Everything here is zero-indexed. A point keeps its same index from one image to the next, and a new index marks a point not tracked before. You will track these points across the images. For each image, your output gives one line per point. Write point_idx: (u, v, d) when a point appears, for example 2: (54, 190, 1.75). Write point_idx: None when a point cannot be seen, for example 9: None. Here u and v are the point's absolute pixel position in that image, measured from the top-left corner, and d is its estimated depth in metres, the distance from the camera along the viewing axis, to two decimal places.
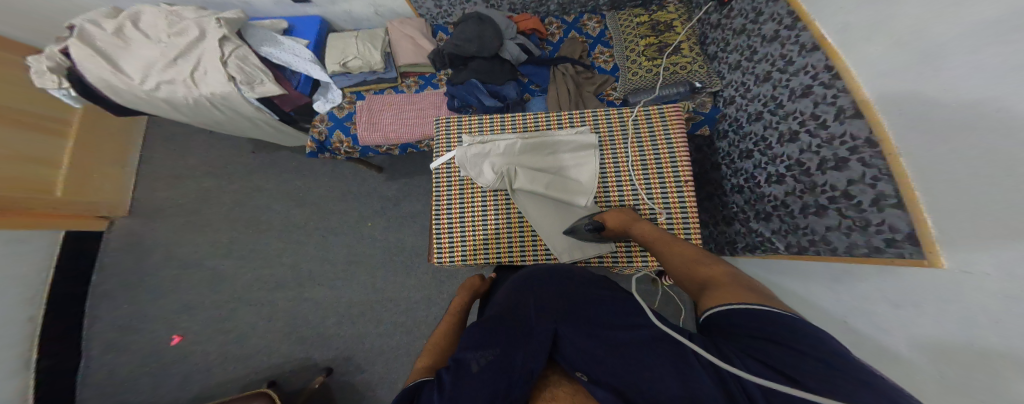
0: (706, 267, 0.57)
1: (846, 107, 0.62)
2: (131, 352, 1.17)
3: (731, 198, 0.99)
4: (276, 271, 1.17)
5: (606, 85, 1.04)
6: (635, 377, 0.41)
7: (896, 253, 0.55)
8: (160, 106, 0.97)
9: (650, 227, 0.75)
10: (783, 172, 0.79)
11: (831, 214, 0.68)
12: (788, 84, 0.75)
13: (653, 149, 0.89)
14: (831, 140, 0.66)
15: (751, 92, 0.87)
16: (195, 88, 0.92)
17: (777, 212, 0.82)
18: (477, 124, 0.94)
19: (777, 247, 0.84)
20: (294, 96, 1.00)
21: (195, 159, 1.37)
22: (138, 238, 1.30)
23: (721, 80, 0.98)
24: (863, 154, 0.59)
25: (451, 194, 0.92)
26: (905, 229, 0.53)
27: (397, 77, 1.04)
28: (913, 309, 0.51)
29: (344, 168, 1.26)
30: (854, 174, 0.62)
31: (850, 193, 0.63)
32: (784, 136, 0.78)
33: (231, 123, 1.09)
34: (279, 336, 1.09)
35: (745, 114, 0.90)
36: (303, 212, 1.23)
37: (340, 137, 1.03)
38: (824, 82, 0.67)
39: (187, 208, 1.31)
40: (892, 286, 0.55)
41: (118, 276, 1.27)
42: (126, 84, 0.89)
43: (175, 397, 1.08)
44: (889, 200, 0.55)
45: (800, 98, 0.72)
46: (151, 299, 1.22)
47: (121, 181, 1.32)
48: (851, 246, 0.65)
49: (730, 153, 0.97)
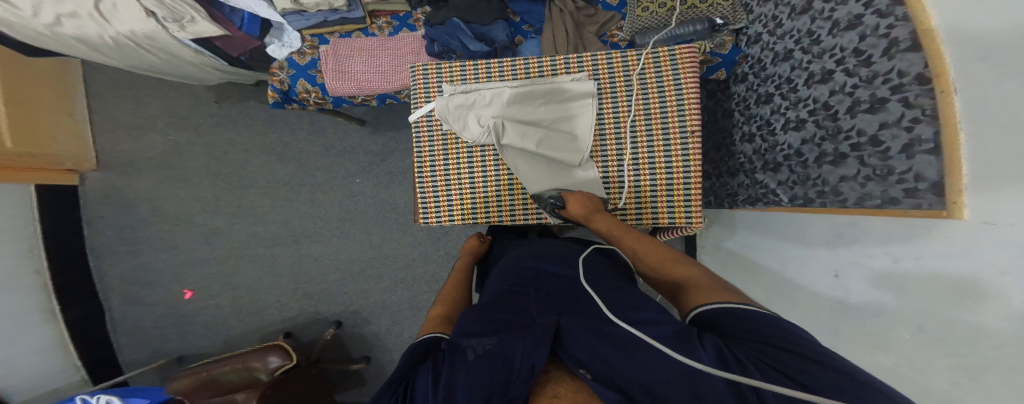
0: (681, 268, 0.58)
1: (901, 39, 0.50)
2: (147, 302, 1.22)
3: (740, 148, 0.91)
4: (270, 229, 1.16)
5: (610, 25, 0.91)
6: (645, 379, 0.39)
7: (912, 203, 0.49)
8: (74, 46, 0.83)
9: (608, 219, 0.74)
10: (805, 117, 0.71)
11: (851, 163, 0.61)
12: (830, 15, 0.62)
13: (659, 96, 0.79)
14: (873, 78, 0.56)
15: (783, 27, 0.74)
16: (108, 25, 0.76)
17: (788, 162, 0.76)
18: (460, 71, 0.81)
19: (780, 199, 0.79)
20: (241, 39, 0.86)
21: (155, 107, 1.23)
22: (116, 192, 1.24)
23: (747, 15, 0.84)
24: (906, 93, 0.49)
25: (434, 150, 0.83)
26: (932, 177, 0.47)
27: (365, 17, 0.86)
28: (913, 261, 0.49)
29: (323, 121, 1.16)
30: (889, 117, 0.53)
31: (879, 139, 0.56)
32: (813, 77, 0.68)
33: (171, 67, 0.96)
34: (286, 291, 1.14)
35: (771, 54, 0.78)
36: (286, 169, 1.16)
37: (305, 86, 0.89)
38: (879, 9, 0.53)
39: (161, 163, 1.22)
40: (897, 236, 0.53)
41: (108, 231, 1.25)
42: (21, 19, 0.73)
43: (203, 343, 1.18)
44: (923, 145, 0.48)
45: (844, 32, 0.60)
46: (152, 254, 1.23)
47: (77, 132, 1.20)
48: (863, 197, 0.59)
49: (747, 98, 0.88)
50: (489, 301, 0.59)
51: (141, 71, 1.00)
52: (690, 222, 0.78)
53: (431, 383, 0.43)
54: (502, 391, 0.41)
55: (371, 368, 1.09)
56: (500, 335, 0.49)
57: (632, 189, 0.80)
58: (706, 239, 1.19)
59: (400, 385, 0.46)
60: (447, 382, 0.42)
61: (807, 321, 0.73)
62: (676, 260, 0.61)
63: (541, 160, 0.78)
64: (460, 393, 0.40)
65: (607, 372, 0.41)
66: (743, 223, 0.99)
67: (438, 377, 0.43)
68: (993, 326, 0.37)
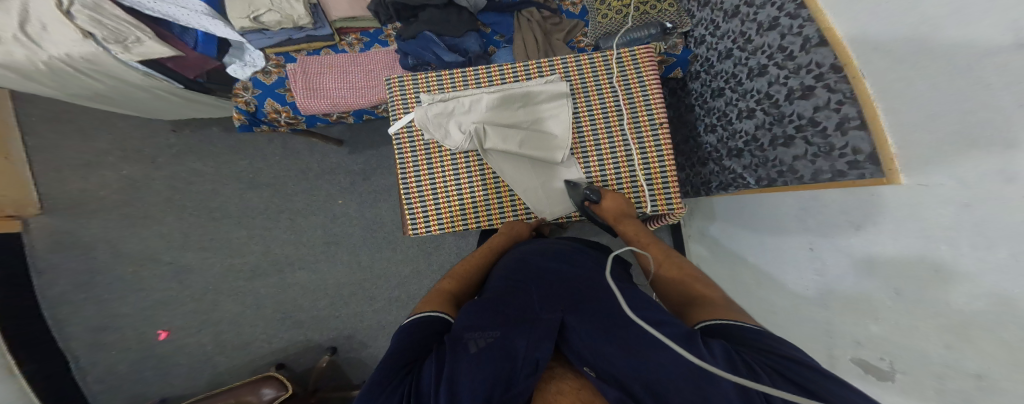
0: (699, 285, 0.59)
1: (812, 36, 0.57)
2: (118, 350, 1.14)
3: (706, 139, 0.95)
4: (249, 260, 1.10)
5: (575, 31, 0.91)
6: (649, 373, 0.41)
7: (857, 175, 0.54)
8: (3, 75, 0.75)
9: (637, 228, 0.76)
10: (754, 106, 0.75)
11: (799, 144, 0.66)
12: (755, 18, 0.69)
13: (628, 93, 0.80)
14: (799, 70, 0.62)
15: (720, 29, 0.79)
16: (40, 50, 0.69)
17: (748, 148, 0.80)
18: (436, 82, 0.79)
19: (748, 183, 0.83)
20: (197, 59, 0.80)
21: (103, 140, 1.13)
22: (67, 235, 1.13)
23: (691, 19, 0.89)
24: (827, 81, 0.56)
25: (418, 160, 0.82)
26: (866, 149, 0.52)
27: (333, 34, 0.82)
28: (873, 228, 0.53)
29: (297, 143, 1.11)
30: (820, 101, 0.59)
31: (816, 120, 0.61)
32: (753, 71, 0.73)
33: (119, 93, 0.88)
34: (274, 323, 1.09)
35: (716, 53, 0.83)
36: (260, 195, 1.10)
37: (274, 106, 0.84)
38: (789, 13, 0.61)
39: (118, 199, 1.12)
40: (855, 207, 0.56)
41: (63, 278, 1.14)
42: None
43: (186, 386, 1.11)
44: (852, 122, 0.54)
45: (768, 32, 0.67)
46: (118, 298, 1.14)
47: (14, 174, 1.08)
48: (817, 173, 0.64)
49: (703, 93, 0.92)
50: (489, 296, 0.59)
51: (81, 100, 0.91)
52: (672, 209, 0.80)
53: (435, 375, 0.42)
54: (505, 387, 0.41)
55: None
56: (502, 329, 0.48)
57: (615, 186, 0.80)
58: (691, 227, 1.22)
59: (400, 370, 0.45)
60: (451, 376, 0.41)
61: (789, 300, 0.76)
62: (695, 278, 0.61)
63: (525, 162, 0.77)
64: (465, 388, 0.40)
65: (615, 372, 0.43)
66: (721, 211, 1.02)
67: (442, 370, 0.42)
68: (969, 296, 0.39)
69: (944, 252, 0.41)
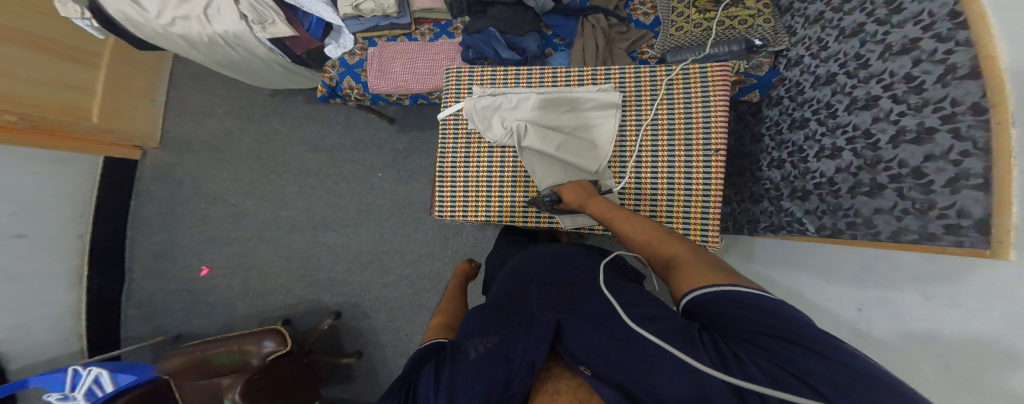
0: (668, 245, 0.57)
1: (960, 65, 0.43)
2: (166, 277, 1.30)
3: (767, 174, 0.81)
4: (292, 214, 1.23)
5: (641, 41, 0.90)
6: (636, 374, 0.37)
7: (952, 240, 0.43)
8: (177, 43, 0.99)
9: (604, 204, 0.71)
10: (842, 145, 0.62)
11: (889, 195, 0.54)
12: (883, 39, 0.55)
13: (685, 109, 0.77)
14: (923, 106, 0.48)
15: (827, 51, 0.66)
16: (209, 25, 0.91)
17: (818, 191, 0.67)
18: (490, 75, 0.85)
19: (805, 229, 0.70)
20: (307, 40, 0.99)
21: (219, 98, 1.39)
22: (168, 169, 1.36)
23: (789, 37, 0.76)
24: (957, 124, 0.43)
25: (457, 146, 0.87)
26: (978, 214, 0.41)
27: (411, 24, 0.95)
28: (946, 302, 0.43)
29: (358, 117, 1.25)
30: (936, 149, 0.46)
31: (922, 171, 0.48)
32: (856, 103, 0.60)
33: (246, 63, 1.09)
34: (295, 279, 1.19)
35: (812, 77, 0.70)
36: (318, 159, 1.25)
37: (351, 83, 0.99)
38: (937, 33, 0.46)
39: (211, 146, 1.35)
40: (936, 275, 0.45)
41: (152, 203, 1.36)
42: (145, 18, 0.90)
43: (207, 320, 1.23)
44: (971, 180, 0.41)
45: (896, 56, 0.53)
46: (183, 227, 1.32)
47: (151, 113, 1.37)
48: (897, 232, 0.52)
49: (779, 122, 0.79)
50: (490, 301, 0.57)
51: (223, 68, 1.15)
52: (705, 241, 0.75)
53: (434, 385, 0.42)
54: (503, 386, 0.40)
55: (362, 363, 1.11)
56: (501, 333, 0.47)
57: (647, 200, 0.78)
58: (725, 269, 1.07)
59: (404, 384, 0.45)
60: (449, 382, 0.41)
61: None
62: (664, 237, 0.59)
63: (560, 165, 0.78)
64: (463, 394, 0.39)
65: (615, 376, 0.38)
66: (763, 255, 0.86)
67: (441, 375, 0.43)
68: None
69: None
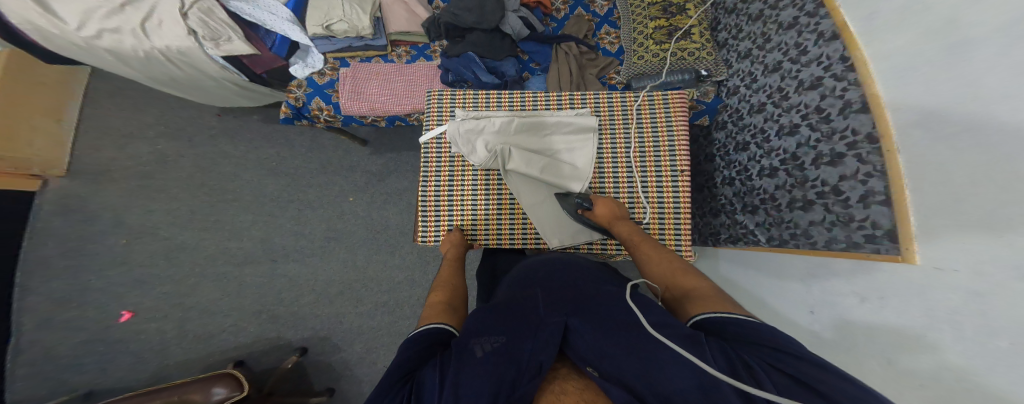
0: (688, 277, 0.59)
1: (853, 101, 0.57)
2: (72, 329, 1.09)
3: (721, 190, 0.93)
4: (247, 246, 1.12)
5: (609, 68, 0.98)
6: (645, 375, 0.40)
7: (872, 249, 0.53)
8: (103, 57, 0.88)
9: (632, 229, 0.76)
10: (777, 166, 0.74)
11: (818, 209, 0.65)
12: (797, 76, 0.69)
13: (653, 133, 0.86)
14: (832, 134, 0.61)
15: (757, 83, 0.80)
16: (146, 39, 0.82)
17: (764, 206, 0.78)
18: (473, 98, 0.88)
19: (758, 239, 0.80)
20: (269, 58, 0.93)
21: (150, 118, 1.23)
22: (79, 200, 1.16)
23: (727, 69, 0.90)
24: (858, 151, 0.56)
25: (440, 168, 0.87)
26: (886, 225, 0.52)
27: (387, 45, 0.95)
28: (878, 302, 0.52)
29: (325, 139, 1.19)
30: (847, 170, 0.58)
31: (840, 188, 0.60)
32: (783, 129, 0.72)
33: (190, 81, 0.99)
34: (250, 315, 1.08)
35: (748, 105, 0.83)
36: (277, 183, 1.16)
37: (319, 104, 0.95)
38: (835, 74, 0.61)
39: (140, 172, 1.18)
40: (866, 278, 0.55)
41: (55, 241, 1.14)
42: (59, 29, 0.77)
43: (130, 375, 1.05)
44: (877, 196, 0.53)
45: (807, 91, 0.66)
46: (100, 267, 1.13)
47: (59, 136, 1.17)
48: (830, 240, 0.62)
49: (727, 145, 0.91)
50: (495, 304, 0.57)
51: (159, 85, 1.03)
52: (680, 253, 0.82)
53: (440, 385, 0.41)
54: (510, 387, 0.41)
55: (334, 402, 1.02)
56: (508, 333, 0.48)
57: None
58: None
59: (406, 380, 0.44)
60: (455, 377, 0.42)
61: None
62: (687, 271, 0.61)
63: (544, 187, 0.83)
64: (469, 392, 0.40)
65: (618, 373, 0.42)
66: (725, 257, 0.98)
67: (448, 373, 0.42)
68: (958, 374, 0.40)
69: (946, 333, 0.42)
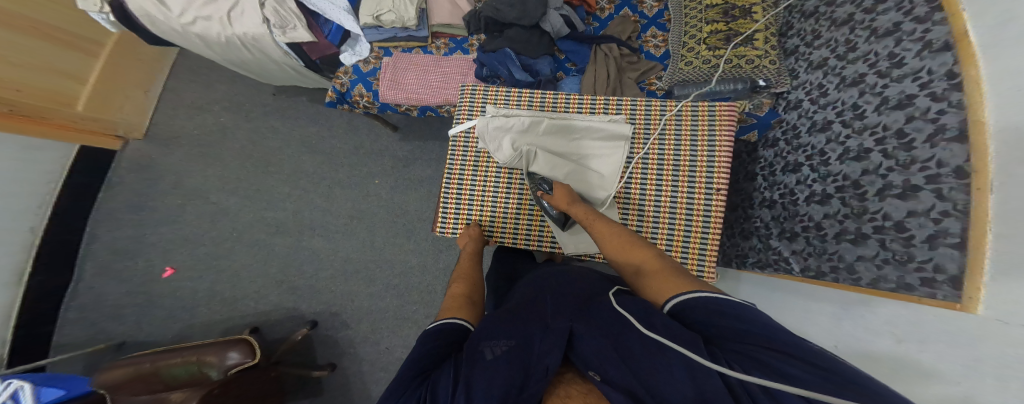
0: (642, 251, 0.61)
1: (949, 127, 0.48)
2: (123, 276, 1.20)
3: (757, 212, 0.86)
4: (279, 216, 1.19)
5: (650, 73, 0.97)
6: (640, 380, 0.37)
7: (925, 293, 0.48)
8: (192, 41, 1.00)
9: (588, 210, 0.72)
10: (831, 192, 0.67)
11: (871, 244, 0.59)
12: (881, 92, 0.60)
13: (690, 145, 0.82)
14: (910, 163, 0.54)
15: (827, 98, 0.72)
16: (229, 26, 0.93)
17: (806, 234, 0.72)
18: (505, 95, 0.89)
19: (790, 268, 0.74)
20: (324, 46, 1.01)
21: (218, 94, 1.37)
22: (148, 162, 1.31)
23: (792, 80, 0.82)
24: (941, 184, 0.48)
25: (466, 162, 0.88)
26: (953, 271, 0.45)
27: (428, 37, 1.00)
28: (917, 345, 0.46)
29: (360, 122, 1.26)
30: (919, 206, 0.51)
31: (905, 225, 0.53)
32: (847, 153, 0.65)
33: (258, 64, 1.10)
34: (271, 283, 1.14)
35: (808, 122, 0.76)
36: (314, 161, 1.24)
37: (361, 90, 1.02)
38: (934, 92, 0.51)
39: (201, 141, 1.31)
40: (907, 320, 0.49)
41: (122, 197, 1.28)
42: (164, 16, 0.90)
43: (163, 326, 1.14)
44: (949, 238, 0.46)
45: (890, 111, 0.58)
46: (154, 224, 1.24)
47: (143, 103, 1.33)
48: (878, 280, 0.56)
49: (774, 164, 0.84)
50: (507, 307, 0.56)
51: (233, 66, 1.15)
52: (701, 273, 0.78)
53: (450, 387, 0.40)
54: (519, 390, 0.39)
55: (334, 377, 1.05)
56: (518, 336, 0.47)
57: (649, 237, 0.81)
58: None
59: (419, 376, 0.44)
60: (465, 379, 0.40)
61: None
62: (640, 244, 0.63)
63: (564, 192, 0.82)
64: (478, 393, 0.38)
65: (621, 379, 0.38)
66: (746, 294, 0.90)
67: (460, 373, 0.42)
68: None
69: (985, 384, 0.36)
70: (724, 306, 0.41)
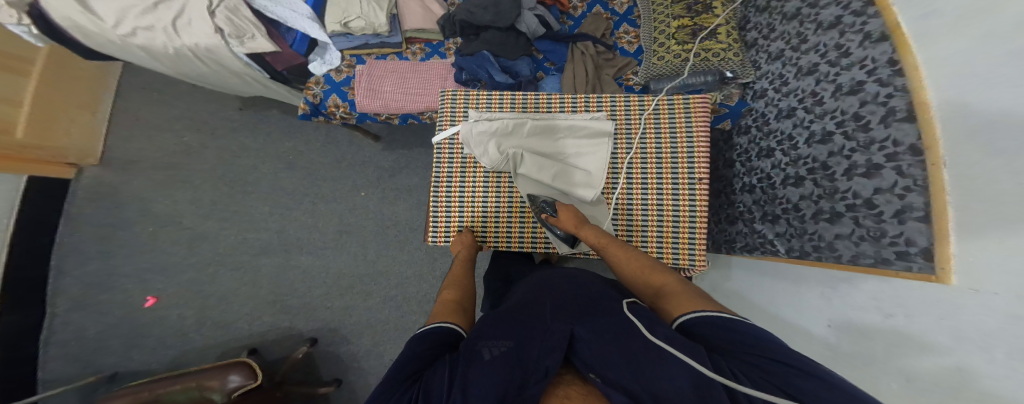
0: (659, 274, 0.60)
1: (899, 109, 0.52)
2: (101, 311, 1.14)
3: (740, 197, 0.90)
4: (262, 236, 1.16)
5: (626, 69, 0.97)
6: (648, 383, 0.39)
7: (902, 266, 0.51)
8: (136, 54, 0.92)
9: (597, 231, 0.74)
10: (804, 174, 0.71)
11: (846, 222, 0.62)
12: (834, 79, 0.64)
13: (670, 137, 0.84)
14: (870, 144, 0.58)
15: (788, 87, 0.75)
16: (177, 37, 0.86)
17: (787, 216, 0.75)
18: (487, 99, 0.88)
19: (776, 250, 0.78)
20: (289, 56, 0.96)
21: (176, 109, 1.28)
22: (111, 189, 1.22)
23: (755, 71, 0.85)
24: (901, 161, 0.52)
25: (452, 170, 0.87)
26: (922, 244, 0.49)
27: (401, 43, 0.96)
28: (903, 318, 0.49)
29: (340, 133, 1.22)
30: (883, 183, 0.55)
31: (874, 202, 0.57)
32: (813, 136, 0.69)
33: (216, 77, 1.03)
34: (264, 305, 1.12)
35: (776, 110, 0.79)
36: (293, 177, 1.19)
37: (335, 101, 0.97)
38: (881, 78, 0.55)
39: (166, 162, 1.23)
40: (890, 296, 0.53)
41: (86, 229, 1.20)
42: (98, 27, 0.82)
43: (152, 359, 1.11)
44: (914, 213, 0.50)
45: (845, 96, 0.62)
46: (128, 256, 1.18)
47: (93, 127, 1.23)
48: (857, 256, 0.60)
49: (749, 150, 0.88)
50: (503, 310, 0.58)
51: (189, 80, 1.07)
52: (693, 264, 0.82)
53: (447, 388, 0.42)
54: (516, 390, 0.41)
55: (342, 392, 1.05)
56: (515, 337, 0.48)
57: (639, 230, 0.84)
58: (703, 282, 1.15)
59: (412, 378, 0.45)
60: (462, 381, 0.42)
61: None
62: (657, 268, 0.62)
63: (553, 193, 0.84)
64: (476, 393, 0.40)
65: (619, 377, 0.41)
66: (738, 273, 0.95)
67: (456, 374, 0.43)
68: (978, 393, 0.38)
69: (976, 356, 0.39)
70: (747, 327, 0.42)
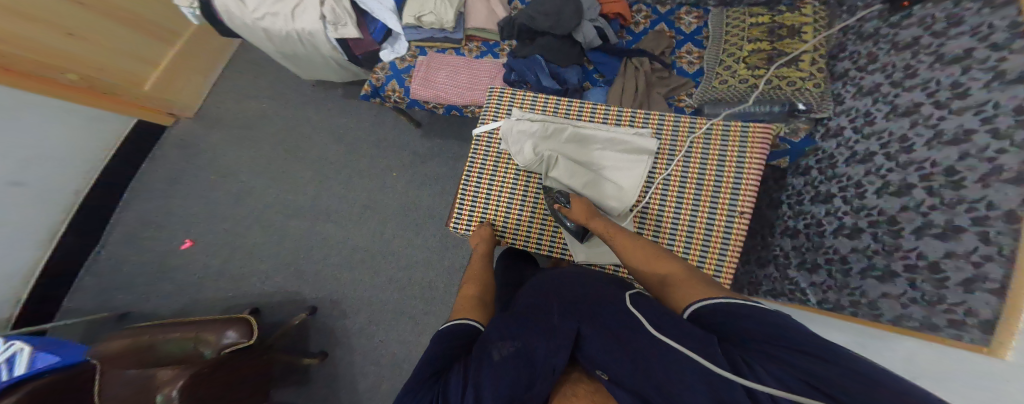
0: (667, 263, 0.59)
1: (1009, 167, 0.44)
2: (144, 246, 1.26)
3: (778, 242, 0.86)
4: (297, 198, 1.24)
5: (681, 89, 0.97)
6: (656, 381, 0.37)
7: (953, 334, 0.47)
8: (257, 34, 1.10)
9: (606, 223, 0.73)
10: (862, 226, 0.65)
11: (900, 283, 0.56)
12: (936, 124, 0.55)
13: (717, 164, 0.82)
14: (957, 203, 0.49)
15: (874, 126, 0.67)
16: (291, 22, 1.04)
17: (828, 266, 0.71)
18: (530, 102, 0.93)
19: (807, 299, 0.74)
20: (368, 43, 1.10)
21: (263, 82, 1.48)
22: (191, 141, 1.41)
23: (834, 106, 0.80)
24: (990, 228, 0.45)
25: (487, 161, 0.91)
26: (987, 316, 0.44)
27: (461, 40, 1.09)
28: (937, 384, 0.46)
29: (388, 117, 1.33)
30: (960, 247, 0.48)
31: (941, 265, 0.50)
32: (887, 187, 0.61)
33: (307, 58, 1.19)
34: (281, 262, 1.16)
35: (847, 153, 0.73)
36: (336, 149, 1.30)
37: (394, 86, 1.09)
38: (993, 129, 0.46)
39: (242, 122, 1.42)
40: (928, 360, 0.49)
41: (160, 173, 1.37)
42: (240, 11, 1.04)
43: (169, 298, 1.17)
44: (988, 283, 0.44)
45: (946, 145, 0.52)
46: (183, 199, 1.31)
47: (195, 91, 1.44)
48: (902, 317, 0.55)
49: (803, 193, 0.84)
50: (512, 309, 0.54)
51: (287, 62, 1.25)
52: None
53: (462, 387, 0.40)
54: (527, 387, 0.40)
55: (324, 367, 1.05)
56: (524, 335, 0.46)
57: None
58: None
59: (432, 377, 0.44)
60: (476, 380, 0.40)
61: None
62: (665, 256, 0.61)
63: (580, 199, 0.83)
64: (489, 394, 0.38)
65: (629, 380, 0.39)
66: None
67: (470, 374, 0.41)
68: None
69: None
70: (780, 321, 0.36)
